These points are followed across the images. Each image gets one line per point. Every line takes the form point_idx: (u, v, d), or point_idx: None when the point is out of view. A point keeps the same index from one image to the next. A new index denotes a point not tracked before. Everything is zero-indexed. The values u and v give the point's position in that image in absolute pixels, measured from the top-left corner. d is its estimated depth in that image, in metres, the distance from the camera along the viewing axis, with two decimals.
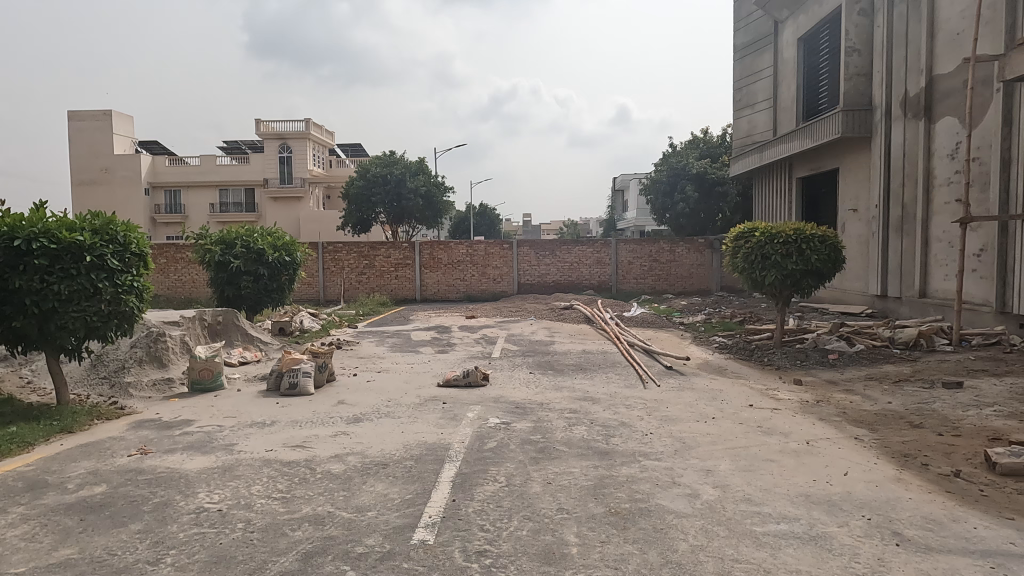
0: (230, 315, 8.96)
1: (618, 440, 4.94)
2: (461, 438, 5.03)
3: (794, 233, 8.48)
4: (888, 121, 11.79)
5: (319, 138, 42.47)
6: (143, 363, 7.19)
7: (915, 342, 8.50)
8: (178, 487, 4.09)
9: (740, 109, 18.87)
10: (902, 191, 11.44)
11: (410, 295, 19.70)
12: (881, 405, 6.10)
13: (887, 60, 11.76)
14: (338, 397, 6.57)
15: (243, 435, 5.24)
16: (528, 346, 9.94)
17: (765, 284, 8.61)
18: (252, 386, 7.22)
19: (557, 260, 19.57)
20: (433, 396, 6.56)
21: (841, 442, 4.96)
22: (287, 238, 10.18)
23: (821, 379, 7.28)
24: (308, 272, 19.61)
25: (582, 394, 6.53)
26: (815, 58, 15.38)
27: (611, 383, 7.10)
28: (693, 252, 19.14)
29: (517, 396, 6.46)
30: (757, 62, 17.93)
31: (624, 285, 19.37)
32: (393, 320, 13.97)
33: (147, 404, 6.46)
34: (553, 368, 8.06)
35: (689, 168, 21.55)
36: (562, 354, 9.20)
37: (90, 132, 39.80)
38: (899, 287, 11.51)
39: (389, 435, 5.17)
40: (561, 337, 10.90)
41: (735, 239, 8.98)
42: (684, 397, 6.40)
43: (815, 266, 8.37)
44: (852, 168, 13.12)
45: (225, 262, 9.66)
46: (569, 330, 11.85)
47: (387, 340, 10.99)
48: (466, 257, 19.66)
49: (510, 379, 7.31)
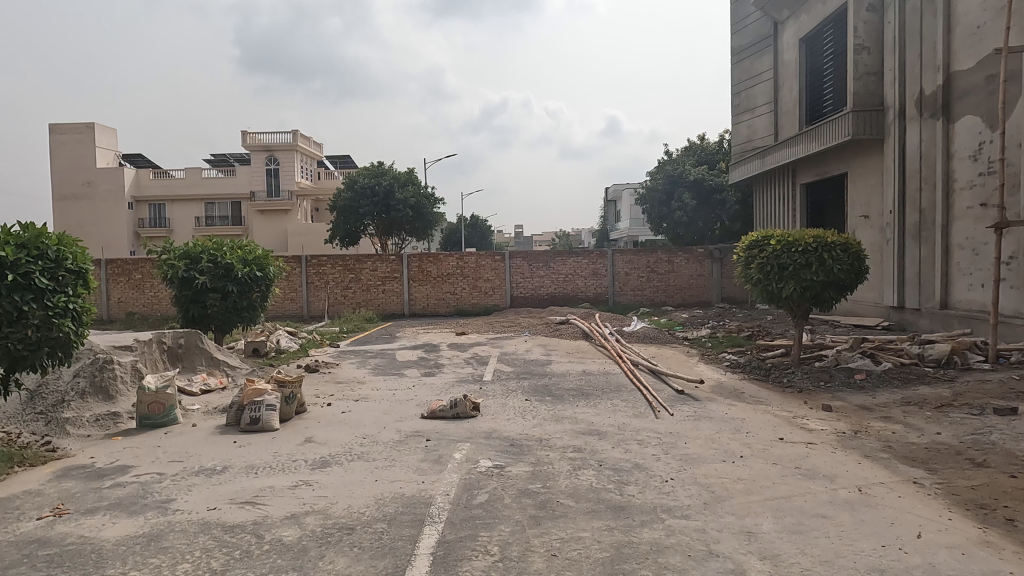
0: (194, 338, 8.12)
1: (634, 491, 4.11)
2: (446, 489, 4.19)
3: (814, 241, 7.69)
4: (901, 121, 11.12)
5: (307, 149, 41.69)
6: (85, 396, 6.31)
7: (948, 360, 7.76)
8: (85, 568, 3.23)
9: (739, 113, 18.22)
10: (919, 196, 10.74)
11: (397, 310, 18.85)
12: (930, 438, 5.30)
13: (899, 57, 11.10)
14: (307, 433, 5.71)
15: (184, 488, 4.38)
16: (523, 366, 9.11)
17: (782, 297, 7.83)
18: (211, 419, 6.35)
19: (551, 271, 18.78)
20: (415, 430, 5.71)
21: (900, 488, 4.16)
22: (260, 251, 9.31)
23: (852, 405, 6.50)
24: (291, 287, 18.76)
25: (585, 426, 5.71)
26: (819, 60, 14.74)
27: (618, 412, 6.28)
28: (693, 262, 18.40)
29: (513, 430, 5.62)
30: (757, 65, 17.29)
31: (620, 298, 18.62)
32: (379, 338, 13.13)
33: (84, 446, 5.58)
34: (551, 393, 7.24)
35: (686, 175, 20.86)
36: (560, 375, 8.38)
37: (72, 145, 38.84)
38: (918, 298, 10.79)
39: (360, 485, 4.33)
40: (558, 355, 10.09)
41: (747, 248, 8.20)
42: (703, 430, 5.59)
43: (837, 277, 7.60)
44: (862, 172, 12.43)
45: (189, 278, 8.80)
46: (566, 347, 11.04)
47: (370, 361, 10.15)
48: (457, 270, 18.85)
49: (504, 408, 6.47)
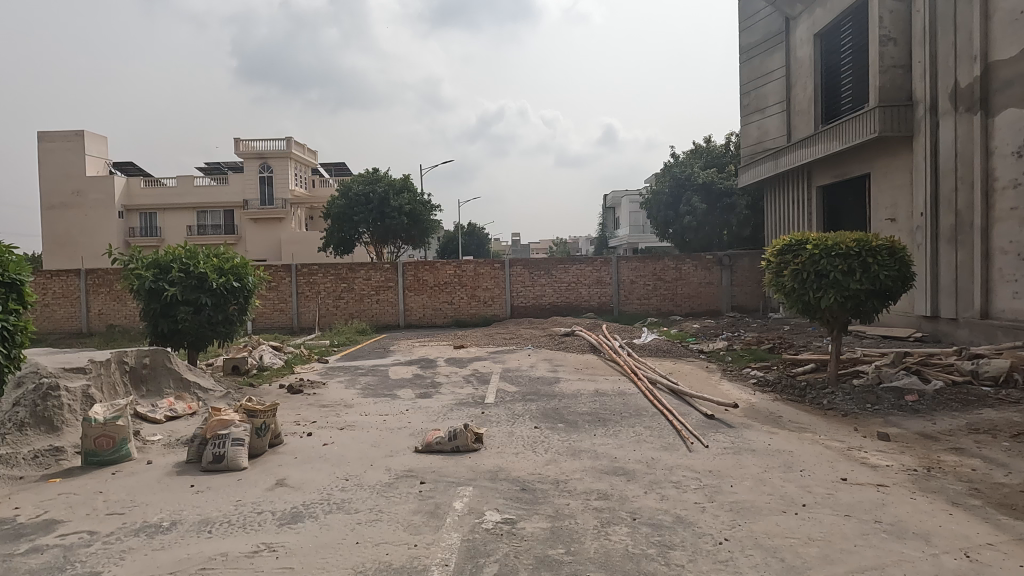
0: (160, 356, 7.25)
1: (682, 560, 3.23)
2: (443, 557, 3.32)
3: (857, 244, 6.86)
4: (934, 117, 10.32)
5: (302, 156, 40.91)
6: (24, 428, 5.40)
7: (1007, 378, 6.92)
8: None
9: (749, 114, 17.47)
10: (954, 197, 9.92)
11: (392, 322, 17.97)
12: (1022, 477, 4.44)
13: (930, 47, 10.33)
14: (279, 474, 4.82)
15: (115, 555, 3.49)
16: (529, 385, 8.25)
17: (820, 308, 6.99)
18: (171, 455, 5.46)
19: (553, 280, 17.95)
20: (406, 470, 4.83)
21: (1017, 553, 3.29)
22: (237, 260, 8.42)
23: (911, 433, 5.65)
24: (280, 297, 17.90)
25: (608, 464, 4.85)
26: (836, 55, 13.98)
27: (643, 444, 5.41)
28: (701, 270, 17.58)
29: (524, 470, 4.73)
30: (768, 63, 16.55)
31: (626, 307, 17.77)
32: (372, 352, 12.25)
33: (13, 491, 4.68)
34: (563, 418, 6.37)
35: (693, 178, 20.07)
36: (571, 396, 7.52)
37: (61, 153, 37.95)
38: (954, 307, 9.95)
39: (335, 551, 3.44)
40: (566, 372, 9.22)
41: (779, 253, 7.37)
42: (749, 467, 4.73)
43: (883, 285, 6.77)
44: (888, 173, 11.64)
45: (158, 289, 7.91)
46: (574, 362, 10.19)
47: (361, 379, 9.28)
48: (454, 279, 17.99)
49: (511, 439, 5.60)
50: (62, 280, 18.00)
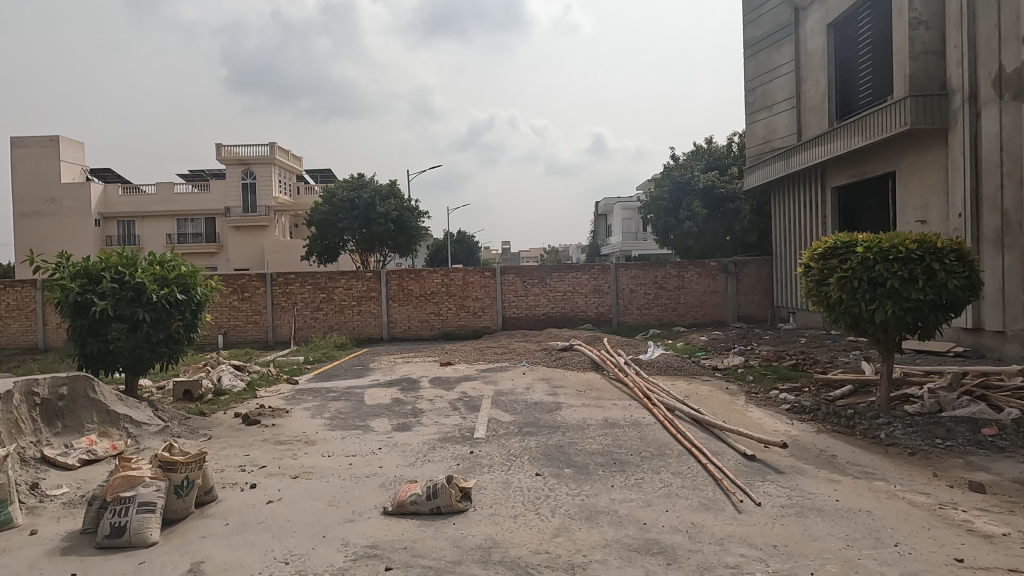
0: (82, 384, 6.01)
1: None
2: None
3: (919, 246, 5.73)
4: (973, 106, 9.26)
5: (285, 162, 39.71)
6: None
7: None
8: None
9: (754, 112, 16.46)
10: (998, 194, 8.82)
11: (374, 335, 16.74)
12: None
13: (968, 29, 9.30)
14: (197, 554, 3.59)
15: None
16: (527, 413, 7.06)
17: (873, 323, 5.87)
18: (67, 520, 4.22)
19: (547, 289, 16.80)
20: (369, 546, 3.62)
21: None
22: (185, 269, 7.21)
23: (1009, 482, 4.50)
24: (254, 309, 16.64)
25: (639, 535, 3.67)
26: (853, 47, 12.99)
27: (676, 501, 4.23)
28: (705, 278, 16.48)
29: (525, 546, 3.54)
30: (775, 57, 15.56)
31: (625, 318, 16.64)
32: (348, 370, 11.00)
33: None
34: (570, 461, 5.19)
35: (694, 182, 18.99)
36: (577, 429, 6.34)
37: (35, 159, 36.48)
38: (1000, 318, 8.84)
39: None
40: (567, 395, 8.04)
41: (823, 257, 6.27)
42: (827, 540, 3.56)
43: (949, 295, 5.65)
44: (917, 171, 10.59)
45: (86, 303, 6.66)
46: (575, 383, 9.01)
47: (332, 405, 8.06)
48: (442, 288, 16.79)
49: (508, 494, 4.41)
50: (17, 291, 16.62)
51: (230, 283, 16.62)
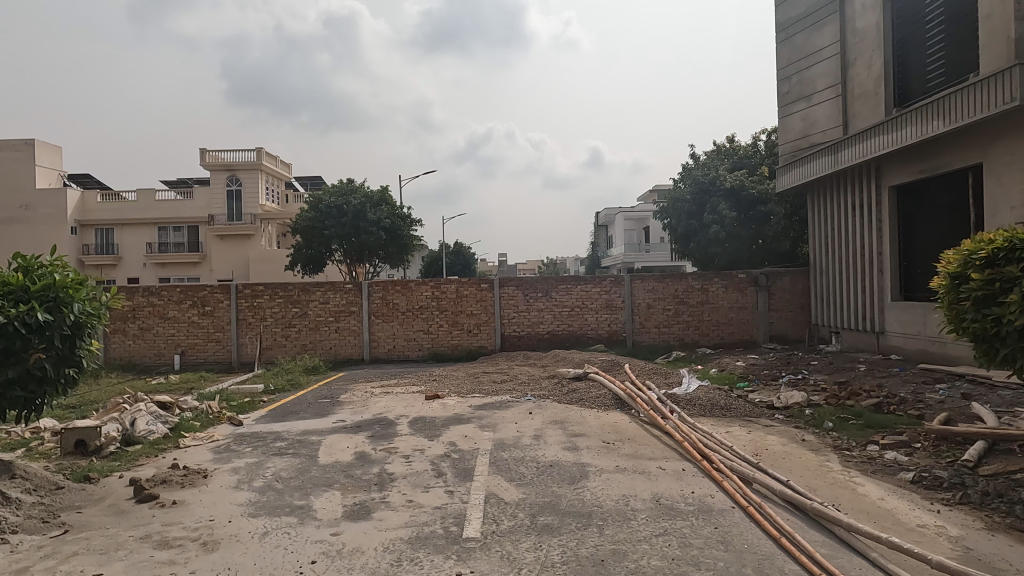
0: None
1: None
2: None
3: None
4: None
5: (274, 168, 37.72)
6: None
7: None
8: None
9: (788, 103, 14.51)
10: None
11: (355, 356, 14.62)
12: None
13: None
14: None
15: None
16: (540, 487, 4.90)
17: None
18: None
19: (552, 303, 14.71)
20: None
21: None
22: (58, 278, 5.06)
23: None
24: (216, 326, 14.50)
25: None
26: (917, 21, 11.02)
27: None
28: (733, 292, 14.41)
29: None
30: (814, 40, 13.60)
31: (641, 337, 14.58)
32: (313, 406, 8.84)
33: None
34: None
35: (719, 183, 16.95)
36: (621, 518, 4.21)
37: (7, 163, 34.20)
38: None
39: None
40: (594, 452, 5.91)
41: (993, 260, 4.18)
42: None
43: None
44: (1016, 160, 8.58)
45: None
46: (599, 428, 6.91)
47: (273, 464, 5.89)
48: (432, 301, 14.68)
49: None
50: None
51: (189, 296, 14.49)
